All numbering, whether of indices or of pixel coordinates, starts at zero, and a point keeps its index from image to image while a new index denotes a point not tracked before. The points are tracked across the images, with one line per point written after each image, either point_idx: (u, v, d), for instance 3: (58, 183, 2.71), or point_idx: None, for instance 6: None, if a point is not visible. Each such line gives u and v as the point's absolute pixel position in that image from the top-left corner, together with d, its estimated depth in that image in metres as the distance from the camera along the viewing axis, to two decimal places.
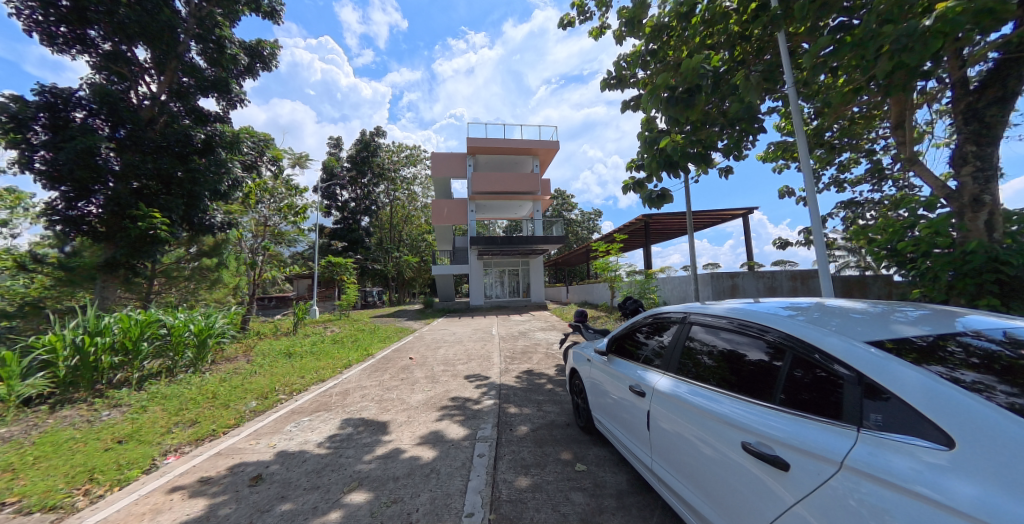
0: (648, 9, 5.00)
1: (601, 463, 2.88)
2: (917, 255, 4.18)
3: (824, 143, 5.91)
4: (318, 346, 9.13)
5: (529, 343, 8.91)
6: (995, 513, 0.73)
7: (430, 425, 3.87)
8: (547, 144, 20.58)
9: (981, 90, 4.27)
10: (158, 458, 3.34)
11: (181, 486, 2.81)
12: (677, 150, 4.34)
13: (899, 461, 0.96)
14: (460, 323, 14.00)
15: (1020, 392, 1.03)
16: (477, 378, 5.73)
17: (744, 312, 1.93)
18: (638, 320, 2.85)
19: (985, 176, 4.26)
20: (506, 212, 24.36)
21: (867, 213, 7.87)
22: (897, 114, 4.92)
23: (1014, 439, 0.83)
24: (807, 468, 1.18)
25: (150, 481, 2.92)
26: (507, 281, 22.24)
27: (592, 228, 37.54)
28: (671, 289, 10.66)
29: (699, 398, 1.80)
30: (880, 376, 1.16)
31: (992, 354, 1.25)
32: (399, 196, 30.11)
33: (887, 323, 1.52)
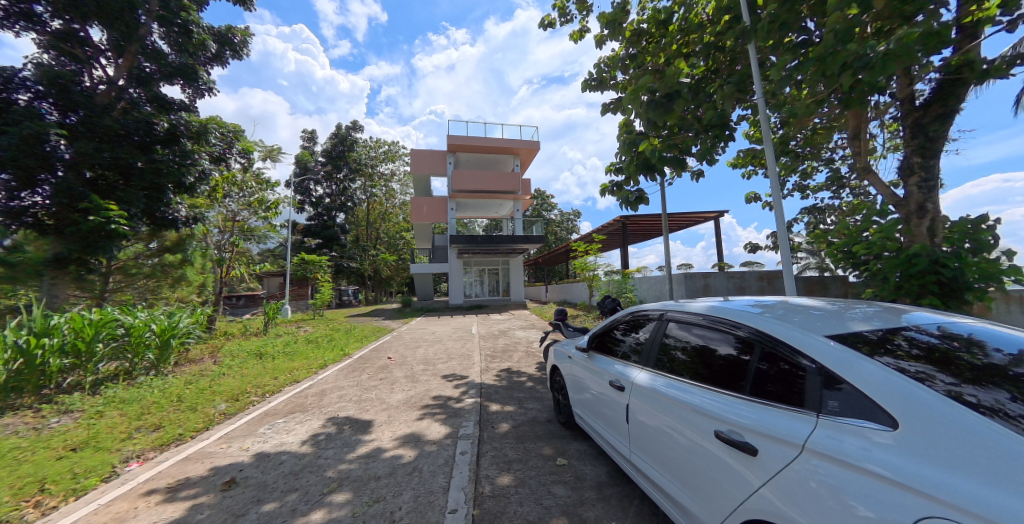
0: (628, 14, 5.12)
1: (582, 456, 2.94)
2: (870, 257, 4.53)
3: (790, 151, 6.26)
4: (291, 346, 8.75)
5: (509, 341, 8.94)
6: (949, 491, 0.80)
7: (411, 424, 3.80)
8: (528, 144, 20.70)
9: (926, 106, 4.63)
10: (119, 465, 3.11)
11: (147, 493, 2.62)
12: (656, 153, 4.47)
13: (852, 442, 1.05)
14: (440, 323, 13.83)
15: (956, 381, 1.14)
16: (458, 377, 5.70)
17: (717, 308, 2.01)
18: (616, 317, 2.92)
19: (929, 186, 4.68)
20: (486, 212, 24.31)
21: (827, 218, 8.43)
22: (854, 127, 5.27)
23: (958, 425, 0.91)
24: (770, 452, 1.26)
25: (111, 489, 2.71)
26: (487, 280, 22.10)
27: (572, 228, 38.05)
28: (647, 288, 11.00)
29: (675, 391, 1.86)
30: (839, 367, 1.25)
31: (933, 346, 1.39)
32: (376, 193, 29.34)
33: (844, 319, 1.63)
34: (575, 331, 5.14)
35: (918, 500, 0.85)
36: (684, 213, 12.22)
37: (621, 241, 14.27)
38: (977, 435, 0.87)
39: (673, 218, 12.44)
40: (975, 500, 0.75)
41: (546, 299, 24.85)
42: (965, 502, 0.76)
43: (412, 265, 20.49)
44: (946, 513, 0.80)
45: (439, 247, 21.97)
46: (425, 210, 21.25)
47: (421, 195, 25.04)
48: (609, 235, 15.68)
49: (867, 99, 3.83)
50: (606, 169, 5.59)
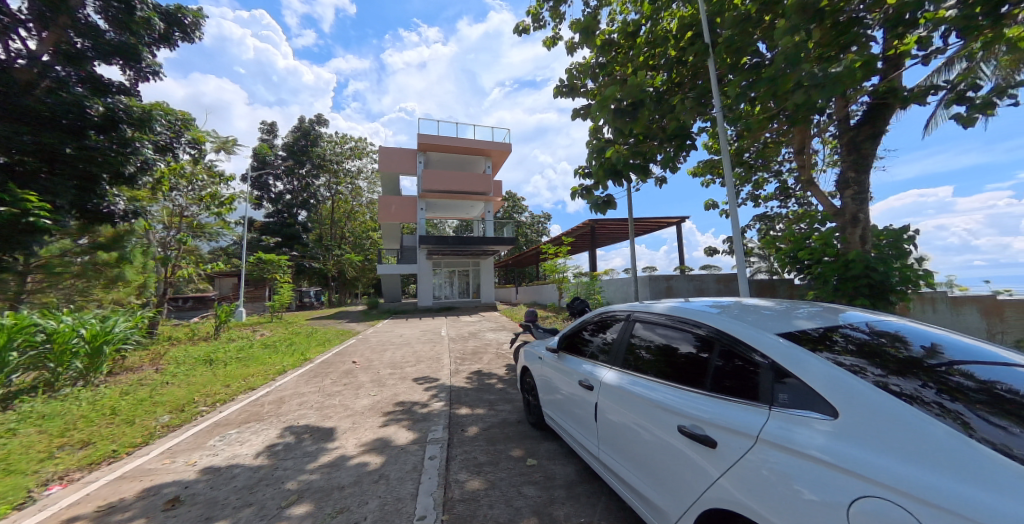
0: (599, 24, 5.28)
1: (551, 456, 2.98)
2: (812, 262, 4.96)
3: (744, 163, 6.73)
4: (246, 352, 8.17)
5: (479, 343, 8.88)
6: (888, 475, 0.90)
7: (377, 430, 3.67)
8: (500, 145, 20.76)
9: (859, 126, 5.16)
10: (37, 489, 2.74)
11: (72, 520, 2.32)
12: (622, 159, 4.64)
13: (800, 432, 1.14)
14: (408, 325, 13.47)
15: (883, 372, 1.28)
16: (427, 380, 5.58)
17: (680, 309, 2.12)
18: (585, 318, 2.98)
19: (862, 198, 5.20)
20: (457, 212, 24.06)
21: (776, 225, 9.14)
22: (799, 142, 5.76)
23: (888, 413, 1.03)
24: (729, 444, 1.35)
25: (25, 517, 2.37)
26: (457, 282, 21.82)
27: (542, 231, 38.62)
28: (614, 290, 11.36)
29: (642, 389, 1.93)
30: (787, 362, 1.35)
31: (864, 342, 1.54)
32: (342, 191, 28.11)
33: (791, 318, 1.78)
34: (545, 332, 5.21)
35: (859, 483, 0.95)
36: (649, 218, 12.77)
37: (590, 243, 14.65)
38: (904, 422, 0.98)
39: (639, 222, 12.96)
40: (912, 484, 0.84)
41: (516, 301, 24.96)
42: (902, 485, 0.86)
43: (380, 266, 19.84)
44: (882, 494, 0.89)
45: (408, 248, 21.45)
46: (394, 210, 20.66)
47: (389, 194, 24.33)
48: (578, 238, 16.04)
49: (809, 118, 4.22)
50: (577, 173, 5.72)
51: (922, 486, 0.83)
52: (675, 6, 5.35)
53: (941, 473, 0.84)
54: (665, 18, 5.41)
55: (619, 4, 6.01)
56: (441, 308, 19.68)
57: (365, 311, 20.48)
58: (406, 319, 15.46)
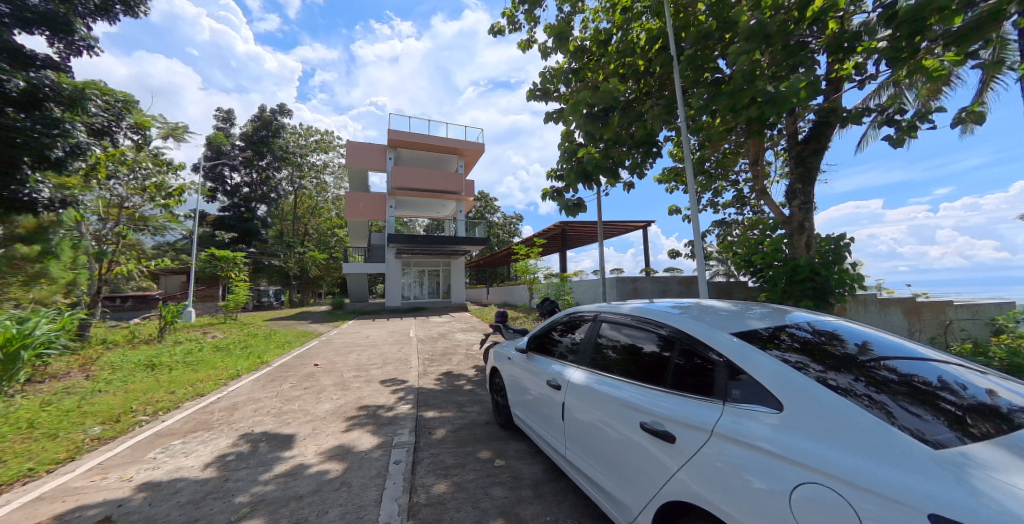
0: (573, 30, 5.38)
1: (519, 456, 2.99)
2: (765, 266, 5.32)
3: (705, 172, 7.12)
4: (193, 355, 7.55)
5: (449, 344, 8.77)
6: (827, 463, 0.98)
7: (340, 435, 3.52)
8: (473, 145, 20.66)
9: (807, 142, 5.61)
10: None
11: None
12: (593, 163, 4.76)
13: (750, 425, 1.22)
14: (375, 326, 13.05)
15: (822, 368, 1.40)
16: (394, 382, 5.43)
17: (644, 310, 2.20)
18: (555, 319, 3.02)
19: (808, 208, 5.66)
20: (429, 211, 23.66)
21: (733, 231, 9.75)
22: (754, 154, 6.17)
23: (827, 405, 1.12)
24: (686, 438, 1.41)
25: None
26: (427, 282, 21.36)
27: (514, 231, 38.85)
28: (583, 291, 11.63)
29: (608, 388, 1.98)
30: (740, 360, 1.44)
31: (807, 340, 1.68)
32: (306, 185, 26.77)
33: (744, 318, 1.90)
34: (515, 332, 5.24)
35: (801, 471, 1.02)
36: (617, 221, 13.20)
37: (561, 245, 14.89)
38: (840, 413, 1.07)
39: (607, 225, 13.36)
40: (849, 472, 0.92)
41: (488, 301, 24.90)
42: (839, 472, 0.94)
43: (347, 265, 19.07)
44: (821, 481, 0.97)
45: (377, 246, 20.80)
46: (361, 206, 20.00)
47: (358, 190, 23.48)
48: (549, 240, 16.27)
49: (763, 132, 4.53)
50: (549, 176, 5.80)
51: (855, 473, 0.92)
52: (644, 19, 5.58)
53: (870, 460, 0.92)
54: (634, 29, 5.63)
55: (591, 12, 6.17)
56: (411, 309, 19.23)
57: (329, 311, 19.58)
58: (373, 320, 14.95)
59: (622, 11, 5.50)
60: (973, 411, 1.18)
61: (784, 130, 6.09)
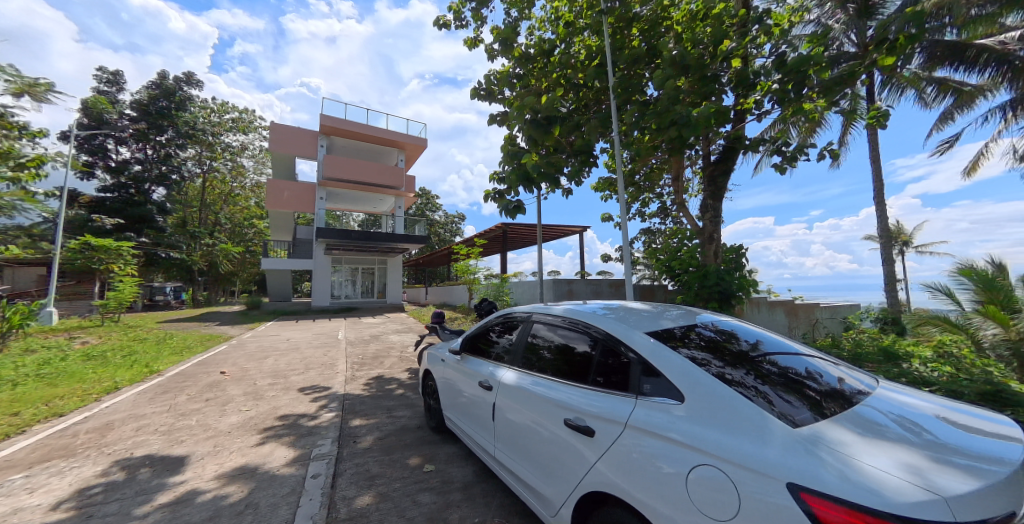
0: (518, 36, 5.50)
1: (450, 460, 2.95)
2: (682, 271, 5.93)
3: (634, 183, 7.76)
4: (49, 367, 6.11)
5: (382, 347, 8.33)
6: (718, 447, 1.11)
7: (247, 452, 3.13)
8: (416, 140, 20.02)
9: (719, 163, 6.39)
10: None
11: None
12: (536, 168, 4.90)
13: (659, 417, 1.34)
14: (298, 328, 11.86)
15: (719, 363, 1.59)
16: (317, 389, 4.98)
17: (574, 312, 2.30)
18: (490, 320, 3.01)
19: (717, 221, 6.46)
20: (367, 206, 22.35)
21: (656, 238, 10.76)
22: (676, 171, 6.88)
23: (720, 396, 1.28)
24: (606, 432, 1.50)
25: None
26: (361, 280, 20.12)
27: (456, 231, 38.41)
28: (522, 292, 11.86)
29: (539, 387, 2.03)
30: (653, 358, 1.57)
31: (709, 339, 1.90)
32: (219, 168, 23.41)
33: (660, 319, 2.09)
34: (452, 334, 5.17)
35: (698, 455, 1.15)
36: (556, 225, 13.76)
37: (503, 247, 15.08)
38: (730, 403, 1.23)
39: (546, 229, 13.84)
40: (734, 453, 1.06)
41: (426, 301, 24.23)
42: (727, 454, 1.07)
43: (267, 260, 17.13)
44: (713, 463, 1.10)
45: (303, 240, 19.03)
46: (285, 196, 18.15)
47: (283, 178, 21.25)
48: (491, 241, 16.37)
49: (683, 151, 5.05)
50: (491, 177, 5.82)
51: (738, 453, 1.06)
52: (584, 35, 5.90)
53: (751, 441, 1.07)
54: (576, 44, 5.91)
55: (537, 22, 6.37)
56: (341, 308, 17.88)
57: (243, 312, 17.27)
58: (296, 321, 13.57)
59: (565, 24, 5.75)
60: (828, 396, 1.44)
61: (700, 151, 6.88)
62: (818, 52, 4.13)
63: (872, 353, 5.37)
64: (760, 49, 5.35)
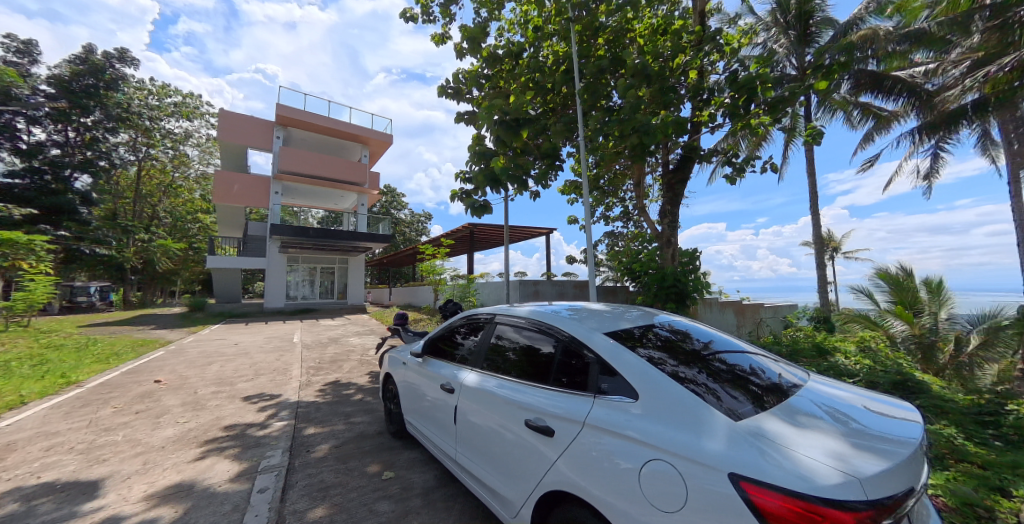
0: (487, 37, 5.51)
1: (410, 466, 2.87)
2: (642, 272, 6.20)
3: (599, 188, 8.01)
4: None
5: (341, 350, 7.97)
6: (670, 442, 1.17)
7: (184, 467, 2.86)
8: (381, 135, 19.38)
9: (677, 171, 6.75)
10: None
11: None
12: (502, 169, 4.92)
13: (616, 415, 1.39)
14: (247, 331, 11.04)
15: (672, 361, 1.68)
16: (266, 397, 4.66)
17: (537, 312, 2.32)
18: (454, 321, 2.97)
19: (674, 225, 6.83)
20: (328, 202, 21.34)
21: (619, 241, 11.19)
22: (637, 177, 7.20)
23: (672, 392, 1.34)
24: (564, 431, 1.54)
25: None
26: (319, 280, 19.15)
27: (423, 230, 37.67)
28: (489, 293, 11.53)
29: (502, 388, 2.03)
30: (611, 358, 1.62)
31: (665, 339, 2.00)
32: (158, 156, 21.30)
33: (619, 320, 2.17)
34: (415, 335, 5.06)
35: (651, 451, 1.20)
36: (523, 227, 13.89)
37: (470, 247, 14.99)
38: (681, 400, 1.30)
39: (513, 230, 13.93)
40: (684, 448, 1.11)
41: (389, 302, 23.54)
42: (677, 449, 1.13)
43: (212, 257, 15.83)
44: (665, 458, 1.15)
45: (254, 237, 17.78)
46: (235, 190, 16.91)
47: (234, 170, 19.73)
48: (458, 241, 16.23)
49: (645, 158, 5.29)
50: (457, 177, 5.78)
51: (686, 447, 1.12)
52: (552, 40, 6.01)
53: (697, 435, 1.14)
54: (544, 48, 5.99)
55: (506, 23, 6.40)
56: (296, 310, 16.93)
57: (184, 314, 15.75)
58: (246, 324, 12.59)
59: (533, 28, 5.83)
60: (768, 390, 1.57)
61: (660, 159, 7.24)
62: (763, 72, 4.53)
63: (806, 349, 5.91)
64: (714, 66, 5.75)
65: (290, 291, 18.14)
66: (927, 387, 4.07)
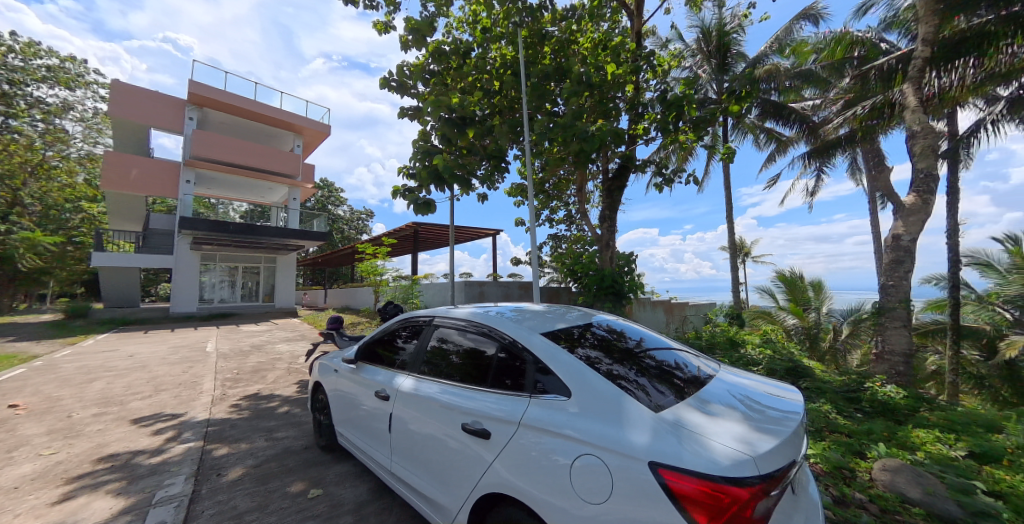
0: (433, 32, 5.38)
1: (341, 481, 2.69)
2: (583, 274, 6.51)
3: (544, 191, 8.26)
4: None
5: (265, 358, 7.22)
6: (599, 436, 1.23)
7: (47, 510, 2.35)
8: (316, 125, 17.97)
9: (616, 178, 7.22)
10: None
11: None
12: (446, 167, 4.84)
13: (551, 413, 1.43)
14: (145, 340, 9.48)
15: (604, 359, 1.78)
16: (167, 417, 4.04)
17: (478, 314, 2.31)
18: (392, 325, 2.83)
19: (613, 229, 7.28)
20: (254, 194, 19.26)
21: (562, 243, 11.64)
22: (580, 183, 7.55)
23: (602, 389, 1.42)
24: (502, 433, 1.54)
25: None
26: (241, 281, 17.19)
27: (365, 228, 35.70)
28: (433, 295, 11.06)
29: (441, 392, 1.98)
30: (548, 358, 1.67)
31: (601, 338, 2.11)
32: (23, 129, 17.38)
33: (557, 320, 2.25)
34: (351, 340, 4.77)
35: (582, 445, 1.26)
36: (469, 227, 13.82)
37: (413, 247, 14.51)
38: (610, 396, 1.38)
39: (458, 230, 13.78)
40: (612, 442, 1.17)
41: (326, 305, 21.84)
42: (606, 443, 1.19)
43: (96, 253, 13.38)
44: (594, 452, 1.21)
45: (156, 231, 15.38)
46: (133, 175, 14.53)
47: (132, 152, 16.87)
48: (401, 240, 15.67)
49: (586, 164, 5.57)
50: (400, 173, 5.57)
51: (613, 441, 1.18)
52: (501, 43, 6.09)
53: (624, 428, 1.21)
54: (492, 50, 6.03)
55: (454, 21, 6.32)
56: (212, 315, 14.93)
57: (58, 322, 13.00)
58: (145, 333, 10.79)
59: (482, 29, 5.83)
60: (688, 382, 1.73)
61: (600, 166, 7.68)
62: (689, 94, 5.05)
63: (721, 342, 6.67)
64: (649, 83, 6.26)
65: (204, 293, 16.03)
66: (810, 372, 4.84)
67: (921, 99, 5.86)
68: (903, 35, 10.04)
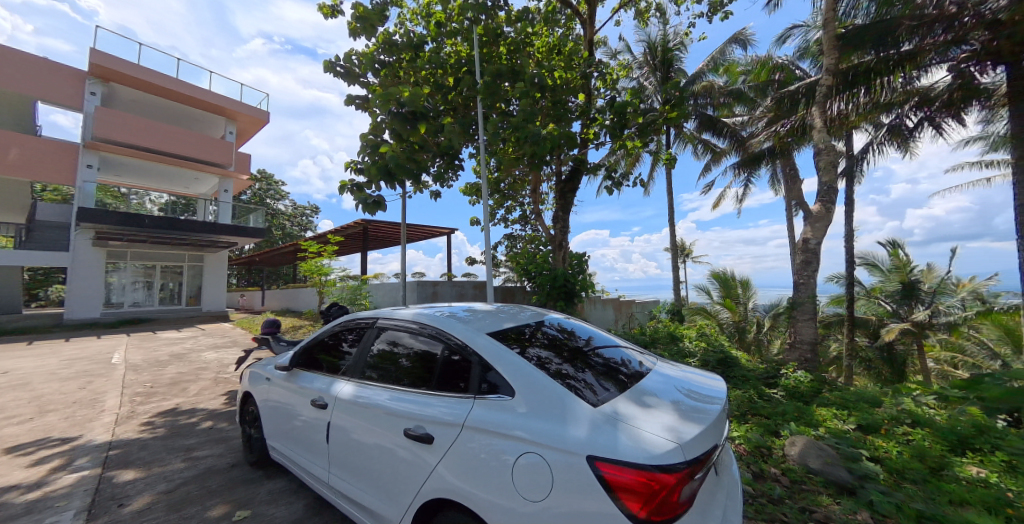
0: (383, 21, 5.18)
1: (272, 499, 2.48)
2: (537, 273, 6.64)
3: (500, 191, 8.30)
4: None
5: (189, 368, 6.46)
6: (541, 434, 1.26)
7: None
8: (252, 111, 16.43)
9: (569, 181, 7.44)
10: None
11: None
12: (395, 162, 4.67)
13: (496, 413, 1.44)
14: (31, 353, 8.03)
15: (550, 357, 1.83)
16: (54, 442, 3.46)
17: (426, 314, 2.26)
18: (333, 327, 2.67)
19: (566, 230, 7.51)
20: (177, 184, 17.17)
21: (518, 243, 11.78)
22: (535, 184, 7.70)
23: (546, 387, 1.46)
24: (446, 436, 1.52)
25: None
26: (160, 281, 15.22)
27: (309, 224, 33.35)
28: (383, 295, 10.74)
29: (384, 398, 1.91)
30: (494, 359, 1.68)
31: (551, 337, 2.16)
32: None
33: (506, 319, 2.27)
34: (289, 346, 4.43)
35: (525, 444, 1.28)
36: (422, 226, 13.49)
37: (363, 246, 13.75)
38: (553, 394, 1.41)
39: (412, 228, 13.37)
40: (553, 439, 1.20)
41: (265, 308, 20.02)
42: (549, 440, 1.22)
43: None
44: (537, 449, 1.24)
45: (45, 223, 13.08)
46: (13, 156, 12.27)
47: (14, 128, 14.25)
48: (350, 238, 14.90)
49: (540, 166, 5.67)
50: (346, 166, 5.28)
51: (555, 438, 1.22)
52: (456, 39, 6.01)
53: (565, 425, 1.25)
54: (445, 45, 5.92)
55: (408, 12, 6.13)
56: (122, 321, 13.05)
57: None
58: (32, 344, 9.14)
59: (436, 22, 5.71)
60: (630, 377, 1.83)
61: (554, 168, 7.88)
62: (634, 102, 5.36)
63: (663, 337, 7.16)
64: (600, 91, 6.54)
65: (111, 296, 13.98)
66: (737, 362, 5.37)
67: (825, 121, 6.73)
68: (813, 65, 11.51)
